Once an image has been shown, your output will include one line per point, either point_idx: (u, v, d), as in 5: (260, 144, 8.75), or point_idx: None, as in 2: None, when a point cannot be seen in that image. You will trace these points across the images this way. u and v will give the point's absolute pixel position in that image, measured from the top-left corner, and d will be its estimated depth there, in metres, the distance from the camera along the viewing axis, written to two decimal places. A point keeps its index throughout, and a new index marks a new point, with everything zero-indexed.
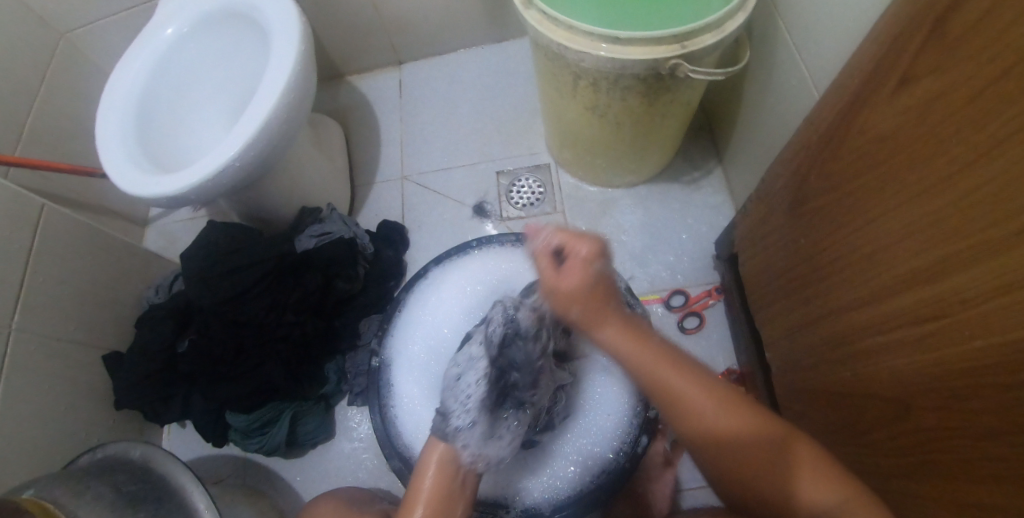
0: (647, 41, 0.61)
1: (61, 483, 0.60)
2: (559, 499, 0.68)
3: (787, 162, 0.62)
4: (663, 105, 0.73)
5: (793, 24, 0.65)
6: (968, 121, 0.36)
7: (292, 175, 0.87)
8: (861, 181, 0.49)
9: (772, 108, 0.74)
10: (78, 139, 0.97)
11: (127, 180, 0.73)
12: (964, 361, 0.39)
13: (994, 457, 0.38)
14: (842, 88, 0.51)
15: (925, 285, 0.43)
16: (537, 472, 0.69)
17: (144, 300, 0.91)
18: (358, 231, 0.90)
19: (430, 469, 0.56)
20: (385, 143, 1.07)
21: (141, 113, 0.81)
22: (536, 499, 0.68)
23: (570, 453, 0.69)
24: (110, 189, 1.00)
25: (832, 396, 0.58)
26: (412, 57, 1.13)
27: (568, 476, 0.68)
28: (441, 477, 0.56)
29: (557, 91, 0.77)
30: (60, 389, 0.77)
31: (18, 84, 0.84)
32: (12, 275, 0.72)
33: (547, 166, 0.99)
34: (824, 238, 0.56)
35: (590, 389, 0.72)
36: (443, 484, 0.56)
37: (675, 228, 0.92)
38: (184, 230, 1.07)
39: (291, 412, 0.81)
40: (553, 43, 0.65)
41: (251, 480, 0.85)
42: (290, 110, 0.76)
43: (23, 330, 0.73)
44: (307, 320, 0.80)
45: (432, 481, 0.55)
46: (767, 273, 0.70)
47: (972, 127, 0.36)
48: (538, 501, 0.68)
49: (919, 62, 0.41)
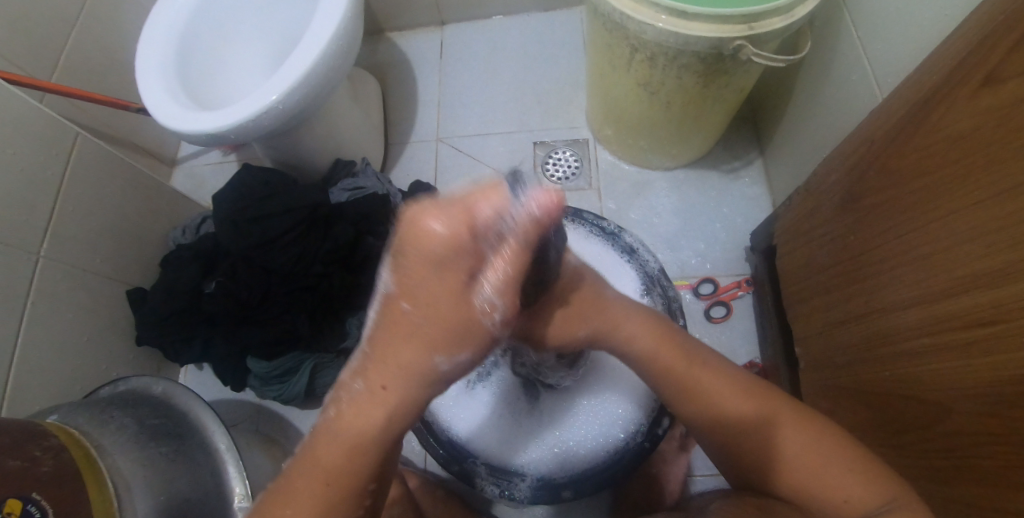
0: (715, 18, 0.59)
1: (83, 411, 0.60)
2: (570, 471, 0.67)
3: (846, 156, 0.61)
4: (717, 88, 0.71)
5: (862, 17, 0.63)
6: None
7: (329, 125, 0.86)
8: (919, 183, 0.48)
9: (826, 102, 0.73)
10: (113, 71, 0.95)
11: (167, 115, 0.72)
12: (1001, 373, 0.40)
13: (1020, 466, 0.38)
14: (916, 84, 0.49)
15: (977, 293, 0.42)
16: (528, 435, 0.70)
17: (171, 240, 0.91)
18: (392, 190, 0.89)
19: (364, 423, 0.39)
20: (422, 104, 1.05)
21: (183, 49, 0.79)
22: (548, 469, 0.68)
23: (581, 430, 0.69)
24: (142, 125, 0.99)
25: (866, 395, 0.59)
26: (455, 18, 1.10)
27: (579, 451, 0.68)
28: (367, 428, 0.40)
29: (610, 64, 0.75)
30: (84, 320, 0.77)
31: (57, 8, 0.83)
32: (43, 202, 0.71)
33: (586, 141, 0.98)
34: (877, 236, 0.55)
35: (609, 378, 0.71)
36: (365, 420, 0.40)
37: (709, 216, 0.91)
38: (213, 173, 1.05)
39: (311, 364, 0.80)
40: (614, 12, 0.63)
41: (265, 427, 0.86)
42: (335, 59, 0.74)
43: (51, 258, 0.72)
44: (334, 272, 0.79)
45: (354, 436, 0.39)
46: (808, 267, 0.69)
47: None
48: (550, 470, 0.68)
49: (1006, 63, 0.38)
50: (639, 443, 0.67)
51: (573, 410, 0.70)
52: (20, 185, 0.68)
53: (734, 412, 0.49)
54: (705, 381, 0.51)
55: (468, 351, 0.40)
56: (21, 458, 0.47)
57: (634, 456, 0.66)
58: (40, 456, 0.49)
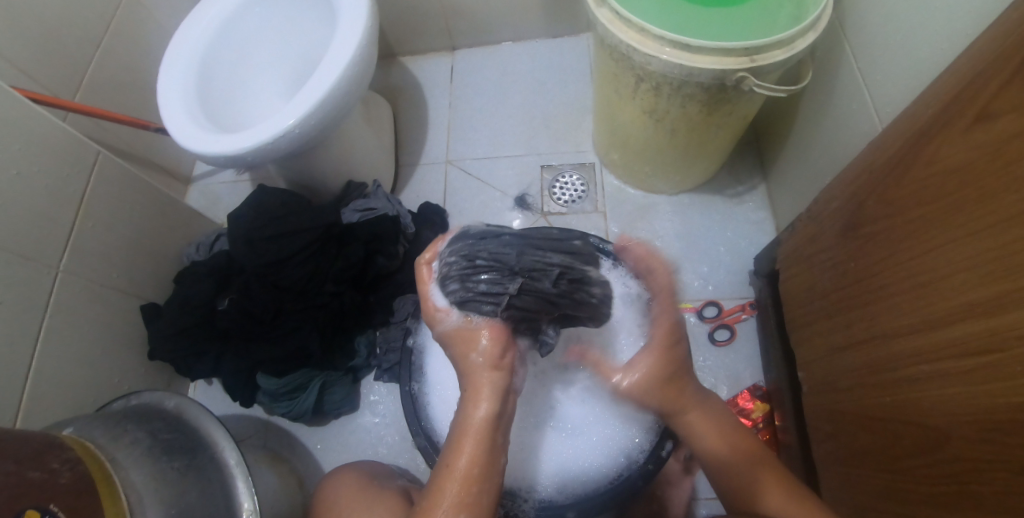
0: (717, 51, 0.61)
1: (100, 423, 0.61)
2: (573, 495, 0.67)
3: (846, 185, 0.62)
4: (721, 116, 0.73)
5: (861, 49, 0.65)
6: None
7: (343, 146, 0.88)
8: (919, 214, 0.49)
9: (828, 131, 0.75)
10: (133, 91, 0.98)
11: (187, 136, 0.74)
12: (1000, 398, 0.40)
13: (1022, 492, 0.39)
14: (913, 118, 0.51)
15: (974, 320, 0.43)
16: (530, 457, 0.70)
17: (185, 257, 0.93)
18: (402, 211, 0.92)
19: (483, 399, 0.48)
20: (433, 126, 1.08)
21: (203, 73, 0.82)
22: (550, 492, 0.68)
23: (582, 455, 0.69)
24: (158, 144, 1.02)
25: (867, 420, 0.59)
26: (466, 44, 1.14)
27: (582, 476, 0.69)
28: (486, 428, 0.48)
29: (617, 91, 0.77)
30: (99, 334, 0.78)
31: (82, 33, 0.86)
32: (65, 218, 0.73)
33: (592, 165, 1.00)
34: (878, 263, 0.56)
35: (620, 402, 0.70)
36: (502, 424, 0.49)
37: (713, 240, 0.93)
38: (227, 191, 1.08)
39: (320, 381, 0.83)
40: (620, 43, 0.66)
41: (272, 443, 0.87)
42: (351, 84, 0.77)
43: (70, 273, 0.74)
44: (345, 291, 0.82)
45: (479, 435, 0.47)
46: (810, 292, 0.70)
47: None
48: (552, 493, 0.68)
49: (999, 99, 0.40)
50: (641, 461, 0.68)
51: (578, 434, 0.70)
52: (43, 201, 0.70)
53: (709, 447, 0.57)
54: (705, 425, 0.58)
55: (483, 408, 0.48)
56: (42, 470, 0.48)
57: (637, 478, 0.67)
58: (59, 467, 0.50)
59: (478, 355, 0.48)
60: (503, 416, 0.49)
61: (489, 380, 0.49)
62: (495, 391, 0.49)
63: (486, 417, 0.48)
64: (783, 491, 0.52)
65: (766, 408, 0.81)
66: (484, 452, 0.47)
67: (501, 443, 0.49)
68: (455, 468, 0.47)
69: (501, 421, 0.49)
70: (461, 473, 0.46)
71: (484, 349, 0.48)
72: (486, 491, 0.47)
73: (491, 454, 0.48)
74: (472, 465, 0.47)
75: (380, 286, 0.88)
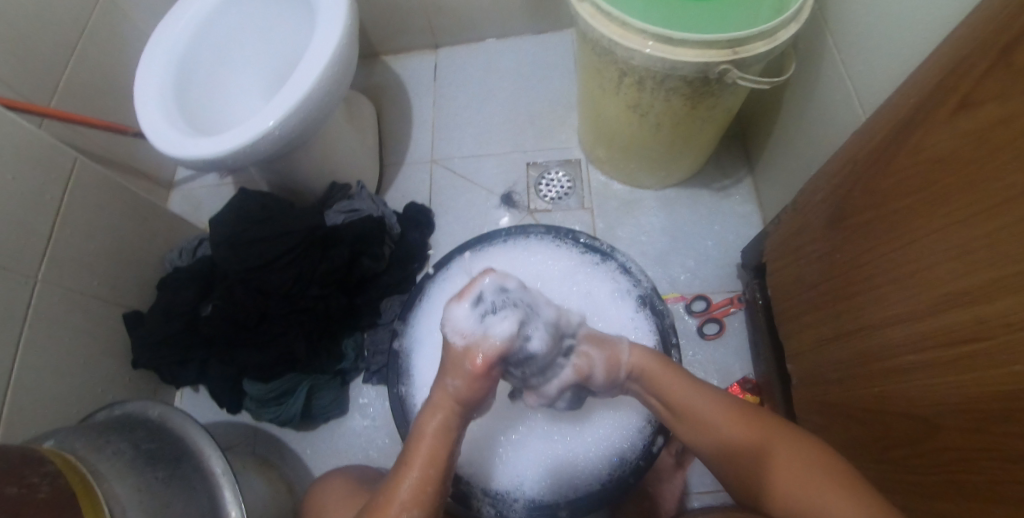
0: (700, 43, 0.61)
1: (81, 435, 0.60)
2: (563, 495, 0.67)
3: (830, 176, 0.62)
4: (705, 110, 0.73)
5: (844, 39, 0.65)
6: (1015, 154, 0.37)
7: (325, 148, 0.87)
8: (905, 203, 0.49)
9: (811, 122, 0.75)
10: (110, 95, 0.96)
11: (165, 141, 0.73)
12: (993, 385, 0.40)
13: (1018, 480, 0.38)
14: (896, 106, 0.51)
15: (960, 309, 0.43)
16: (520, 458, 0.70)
17: (168, 263, 0.91)
18: (387, 211, 0.91)
19: (441, 413, 0.52)
20: (417, 125, 1.07)
21: (181, 75, 0.81)
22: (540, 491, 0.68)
23: (570, 457, 0.69)
24: (138, 148, 1.00)
25: (857, 410, 0.59)
26: (449, 41, 1.13)
27: (572, 478, 0.68)
28: (441, 435, 0.52)
29: (601, 86, 0.77)
30: (80, 343, 0.77)
31: (56, 37, 0.84)
32: (41, 226, 0.72)
33: (578, 161, 0.99)
34: (864, 254, 0.56)
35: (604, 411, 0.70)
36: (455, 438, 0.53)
37: (701, 233, 0.93)
38: (210, 195, 1.07)
39: (308, 385, 0.82)
40: (602, 37, 0.65)
41: (261, 449, 0.86)
42: (332, 84, 0.76)
43: (48, 282, 0.73)
44: (331, 294, 0.81)
45: (433, 441, 0.52)
46: (798, 284, 0.70)
47: (1017, 161, 0.36)
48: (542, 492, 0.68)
49: (981, 87, 0.40)
50: (629, 456, 0.68)
51: (567, 439, 0.70)
52: (18, 210, 0.69)
53: (705, 417, 0.54)
54: (673, 379, 0.57)
55: (437, 422, 0.52)
56: (20, 485, 0.47)
57: (629, 475, 0.66)
58: (38, 481, 0.49)
59: (452, 384, 0.52)
60: (457, 428, 0.54)
61: (447, 401, 0.53)
62: (452, 407, 0.53)
63: (439, 427, 0.52)
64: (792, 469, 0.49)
65: (756, 401, 0.80)
66: (428, 469, 0.51)
67: (452, 456, 0.53)
68: (408, 477, 0.50)
69: (456, 429, 0.53)
70: (413, 478, 0.50)
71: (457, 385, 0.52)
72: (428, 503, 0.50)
73: (445, 464, 0.52)
74: (427, 469, 0.50)
75: (366, 288, 0.87)
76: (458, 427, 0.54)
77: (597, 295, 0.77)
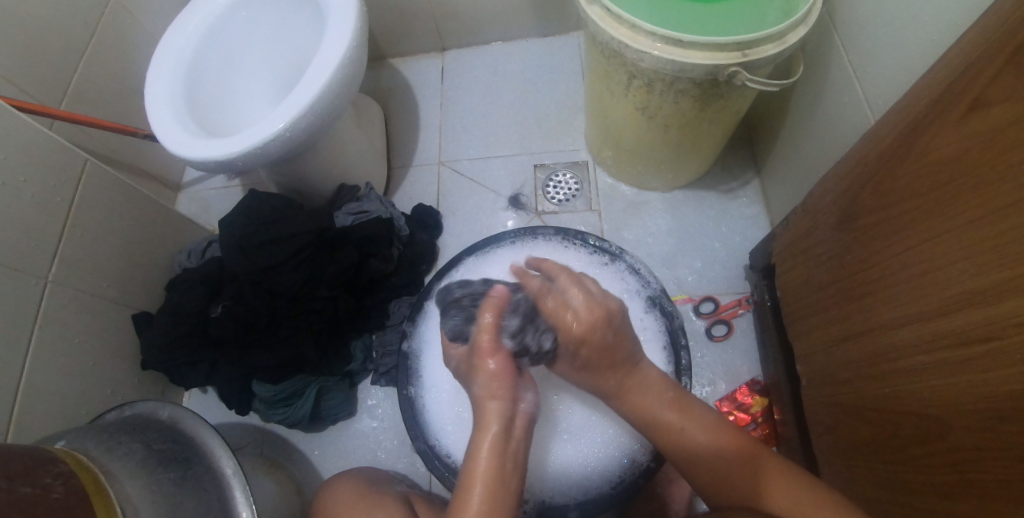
0: (710, 46, 0.61)
1: (92, 436, 0.60)
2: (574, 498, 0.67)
3: (840, 178, 0.63)
4: (714, 112, 0.73)
5: (851, 42, 0.66)
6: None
7: (333, 150, 0.87)
8: (914, 205, 0.49)
9: (819, 124, 0.75)
10: (119, 97, 0.97)
11: (175, 142, 0.73)
12: (1004, 385, 0.40)
13: None
14: (906, 108, 0.51)
15: (973, 310, 0.43)
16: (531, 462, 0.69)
17: (176, 264, 0.92)
18: (395, 213, 0.91)
19: (491, 427, 0.50)
20: (424, 127, 1.07)
21: (191, 78, 0.81)
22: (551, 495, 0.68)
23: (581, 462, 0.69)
24: (146, 151, 1.01)
25: (868, 411, 0.59)
26: (456, 44, 1.13)
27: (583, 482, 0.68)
28: (498, 449, 0.49)
29: (609, 88, 0.77)
30: (90, 344, 0.77)
31: (66, 40, 0.85)
32: (52, 227, 0.72)
33: (585, 163, 1.00)
34: (874, 255, 0.56)
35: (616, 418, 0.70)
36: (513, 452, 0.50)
37: (708, 235, 0.93)
38: (218, 197, 1.07)
39: (317, 386, 0.82)
40: (611, 39, 0.65)
41: (269, 451, 0.86)
42: (342, 86, 0.76)
43: (58, 284, 0.73)
44: (339, 295, 0.81)
45: (491, 457, 0.48)
46: (807, 286, 0.70)
47: None
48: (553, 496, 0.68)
49: (992, 88, 0.40)
50: (641, 459, 0.67)
51: (578, 444, 0.70)
52: (30, 211, 0.69)
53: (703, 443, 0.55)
54: (678, 416, 0.56)
55: (489, 431, 0.50)
56: (32, 485, 0.47)
57: (639, 478, 0.66)
58: (51, 482, 0.49)
59: (494, 401, 0.51)
60: (513, 440, 0.50)
61: (495, 409, 0.51)
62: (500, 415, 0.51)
63: (496, 440, 0.49)
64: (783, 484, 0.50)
65: (764, 402, 0.82)
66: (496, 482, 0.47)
67: (516, 474, 0.49)
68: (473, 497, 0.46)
69: (512, 441, 0.50)
70: (478, 497, 0.46)
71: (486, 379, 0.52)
72: (501, 516, 0.46)
73: (506, 477, 0.48)
74: (489, 488, 0.47)
75: (374, 289, 0.87)
76: (515, 438, 0.51)
77: None
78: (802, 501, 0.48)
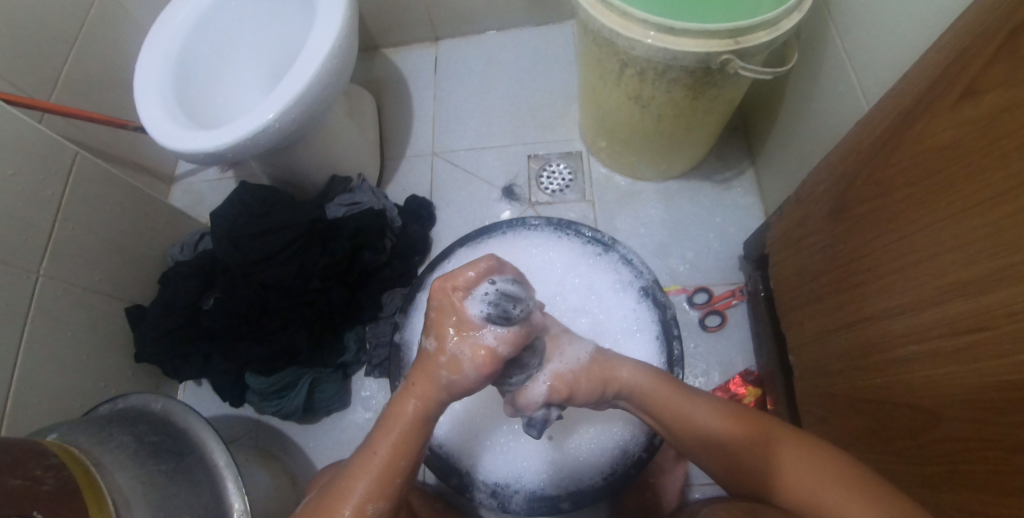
0: (702, 33, 0.60)
1: (84, 428, 0.60)
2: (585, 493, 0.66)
3: (833, 166, 0.62)
4: (707, 100, 0.72)
5: (847, 28, 0.65)
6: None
7: (325, 141, 0.87)
8: (909, 192, 0.49)
9: (813, 113, 0.74)
10: (110, 89, 0.96)
11: (165, 134, 0.73)
12: (1000, 374, 0.40)
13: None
14: (898, 96, 0.50)
15: (964, 298, 0.43)
16: (537, 467, 0.69)
17: (169, 257, 0.91)
18: (388, 204, 0.91)
19: (413, 400, 0.51)
20: (417, 118, 1.06)
21: (180, 69, 0.81)
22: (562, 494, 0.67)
23: (581, 457, 0.69)
24: (139, 144, 1.00)
25: (860, 401, 0.59)
26: (449, 34, 1.12)
27: (591, 478, 0.67)
28: (418, 422, 0.51)
29: (602, 78, 0.76)
30: (83, 338, 0.77)
31: (55, 31, 0.84)
32: (44, 221, 0.72)
33: (579, 154, 0.99)
34: (868, 244, 0.55)
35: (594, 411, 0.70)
36: (425, 424, 0.52)
37: (702, 225, 0.92)
38: (211, 189, 1.07)
39: (309, 378, 0.82)
40: (603, 27, 0.64)
41: (264, 443, 0.86)
42: (332, 76, 0.76)
43: (50, 278, 0.73)
44: (332, 287, 0.81)
45: (403, 429, 0.50)
46: (799, 276, 0.70)
47: None
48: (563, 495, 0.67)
49: (985, 74, 0.39)
50: (630, 450, 0.67)
51: (571, 439, 0.69)
52: (20, 205, 0.69)
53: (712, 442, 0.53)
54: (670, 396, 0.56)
55: (412, 402, 0.51)
56: (23, 477, 0.48)
57: (629, 468, 0.66)
58: (42, 474, 0.49)
59: (448, 377, 0.50)
60: (434, 417, 0.52)
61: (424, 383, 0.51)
62: (427, 392, 0.51)
63: (416, 413, 0.51)
64: (795, 457, 0.49)
65: (757, 393, 0.81)
66: (403, 450, 0.50)
67: (424, 445, 0.52)
68: (379, 455, 0.49)
69: (432, 417, 0.52)
70: (383, 460, 0.49)
71: (455, 354, 0.49)
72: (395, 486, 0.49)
73: (414, 451, 0.51)
74: (398, 458, 0.49)
75: (367, 281, 0.87)
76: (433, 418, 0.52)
77: (599, 286, 0.77)
78: (814, 474, 0.47)
